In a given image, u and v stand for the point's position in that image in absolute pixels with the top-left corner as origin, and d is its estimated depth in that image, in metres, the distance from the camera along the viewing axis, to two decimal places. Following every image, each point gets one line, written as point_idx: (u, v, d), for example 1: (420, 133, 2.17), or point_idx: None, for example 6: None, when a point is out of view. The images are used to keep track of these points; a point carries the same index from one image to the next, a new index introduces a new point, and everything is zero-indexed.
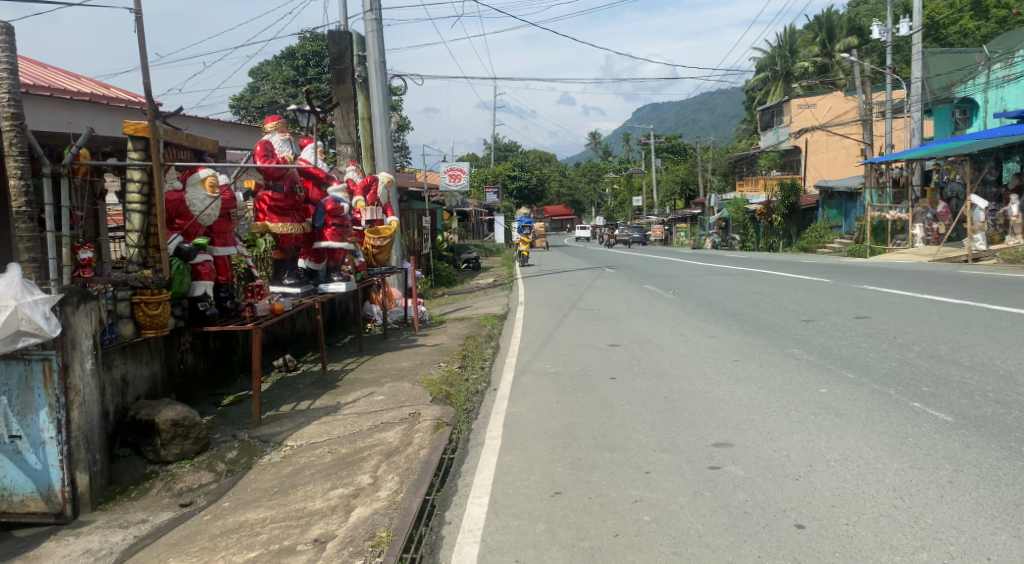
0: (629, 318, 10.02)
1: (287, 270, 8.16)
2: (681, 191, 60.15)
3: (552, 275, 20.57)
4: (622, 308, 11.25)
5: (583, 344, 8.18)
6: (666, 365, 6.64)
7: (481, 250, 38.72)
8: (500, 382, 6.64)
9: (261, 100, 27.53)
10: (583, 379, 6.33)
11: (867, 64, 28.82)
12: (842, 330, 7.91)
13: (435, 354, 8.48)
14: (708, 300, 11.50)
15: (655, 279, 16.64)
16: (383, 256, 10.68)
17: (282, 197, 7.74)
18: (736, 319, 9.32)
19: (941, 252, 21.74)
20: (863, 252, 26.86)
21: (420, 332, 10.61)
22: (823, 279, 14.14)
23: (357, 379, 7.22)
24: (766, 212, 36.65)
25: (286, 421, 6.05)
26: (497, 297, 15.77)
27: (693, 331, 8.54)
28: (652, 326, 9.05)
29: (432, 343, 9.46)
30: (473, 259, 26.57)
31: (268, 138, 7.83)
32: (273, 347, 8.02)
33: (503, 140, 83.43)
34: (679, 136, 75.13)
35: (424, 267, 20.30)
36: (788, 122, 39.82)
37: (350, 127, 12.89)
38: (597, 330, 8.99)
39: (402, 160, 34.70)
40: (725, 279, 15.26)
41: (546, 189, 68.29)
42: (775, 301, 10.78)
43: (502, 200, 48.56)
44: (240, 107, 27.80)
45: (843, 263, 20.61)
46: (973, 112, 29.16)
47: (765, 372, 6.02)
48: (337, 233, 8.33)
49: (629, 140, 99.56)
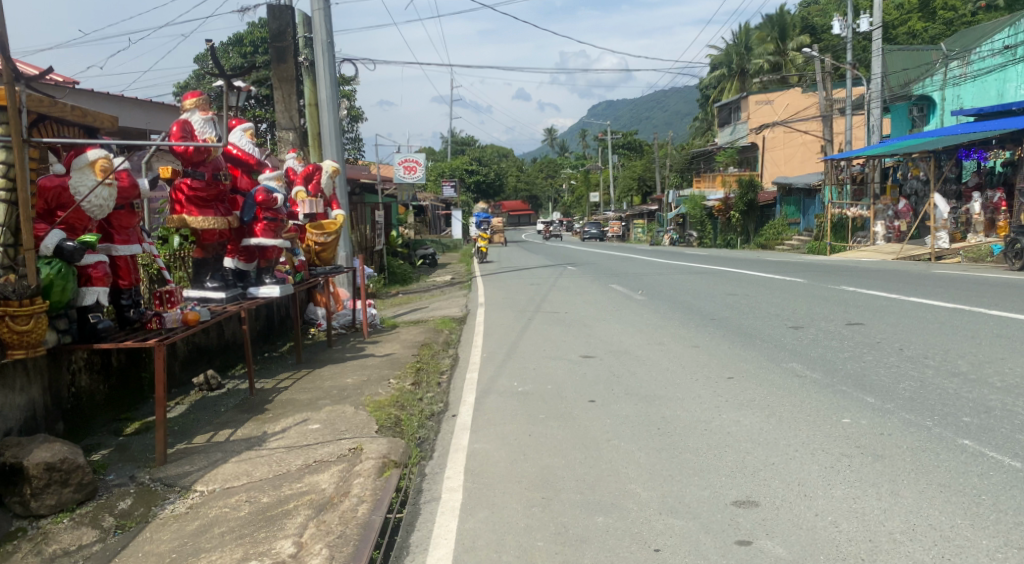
0: (601, 323, 9.14)
1: (209, 271, 6.99)
2: (637, 187, 59.83)
3: (511, 273, 19.65)
4: (590, 312, 10.37)
5: (552, 354, 7.27)
6: (651, 384, 5.75)
7: (437, 246, 37.59)
8: (459, 405, 5.66)
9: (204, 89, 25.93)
10: (557, 402, 5.40)
11: (828, 60, 28.50)
12: (839, 339, 7.14)
13: (384, 366, 7.47)
14: (682, 302, 10.70)
15: (620, 278, 15.84)
16: (328, 255, 9.56)
17: (203, 185, 6.63)
18: (717, 325, 8.52)
19: (905, 250, 21.54)
20: (824, 250, 26.67)
21: (370, 339, 9.56)
22: (796, 278, 13.52)
23: (290, 401, 6.16)
24: (724, 209, 36.34)
25: (197, 458, 4.96)
26: (454, 297, 14.77)
27: (674, 338, 7.70)
28: (627, 333, 8.19)
29: (381, 353, 8.42)
30: (428, 255, 25.52)
31: (186, 117, 6.68)
32: (193, 361, 6.92)
33: (458, 135, 82.14)
34: (635, 132, 74.86)
35: (377, 264, 19.20)
36: (746, 119, 39.60)
37: (292, 112, 11.69)
38: (567, 339, 8.08)
39: (354, 153, 33.33)
40: (695, 277, 14.52)
41: (502, 184, 67.25)
42: (755, 304, 10.04)
43: (457, 194, 47.42)
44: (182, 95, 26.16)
45: (810, 261, 20.18)
46: (931, 110, 29.15)
47: (769, 394, 5.18)
48: (269, 228, 7.21)
49: (585, 135, 99.15)
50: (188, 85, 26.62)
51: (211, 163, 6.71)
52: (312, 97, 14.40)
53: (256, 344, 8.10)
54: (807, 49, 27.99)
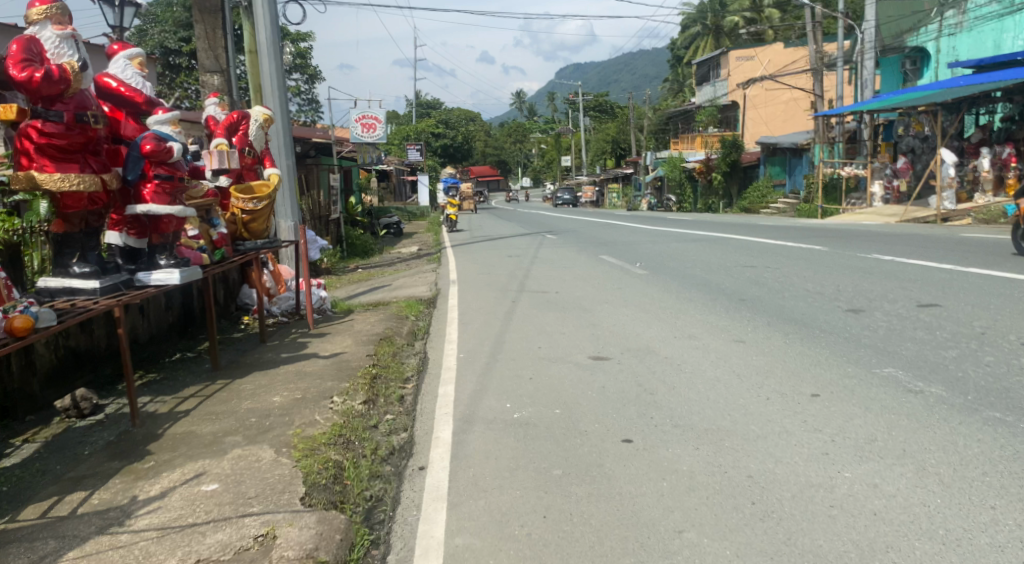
0: (607, 307, 7.40)
1: (76, 249, 4.97)
2: (611, 150, 57.85)
3: (484, 243, 17.83)
4: (587, 291, 8.63)
5: (551, 355, 5.53)
6: (707, 408, 4.02)
7: (404, 214, 35.44)
8: (430, 449, 3.89)
9: (151, 48, 23.07)
10: (574, 441, 3.66)
11: (819, 9, 26.76)
12: (923, 328, 5.52)
13: (330, 372, 5.67)
14: (693, 278, 9.01)
15: (609, 247, 14.15)
16: (259, 226, 7.68)
17: (60, 130, 4.66)
18: (752, 309, 6.82)
19: (909, 211, 20.16)
20: (815, 213, 25.38)
21: (317, 331, 7.75)
22: (813, 246, 11.94)
23: (187, 437, 4.29)
24: (705, 170, 34.67)
25: (11, 550, 3.04)
26: (422, 272, 12.96)
27: (706, 329, 6.01)
28: (643, 322, 6.46)
29: (328, 352, 6.60)
30: (394, 224, 23.66)
31: (32, 33, 4.65)
32: (60, 377, 5.15)
33: (425, 99, 79.18)
34: (607, 95, 72.66)
35: (336, 234, 17.26)
36: (727, 76, 37.85)
37: (217, 50, 9.62)
38: (568, 332, 6.31)
39: (314, 116, 30.86)
40: (694, 246, 12.86)
41: (471, 147, 64.72)
42: (782, 280, 8.39)
43: (425, 158, 45.15)
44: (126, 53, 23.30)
45: (810, 225, 18.67)
46: (924, 63, 27.69)
47: (893, 425, 3.51)
48: (163, 193, 5.30)
49: (555, 98, 96.68)
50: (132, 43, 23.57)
51: (72, 99, 4.76)
52: (253, 43, 12.30)
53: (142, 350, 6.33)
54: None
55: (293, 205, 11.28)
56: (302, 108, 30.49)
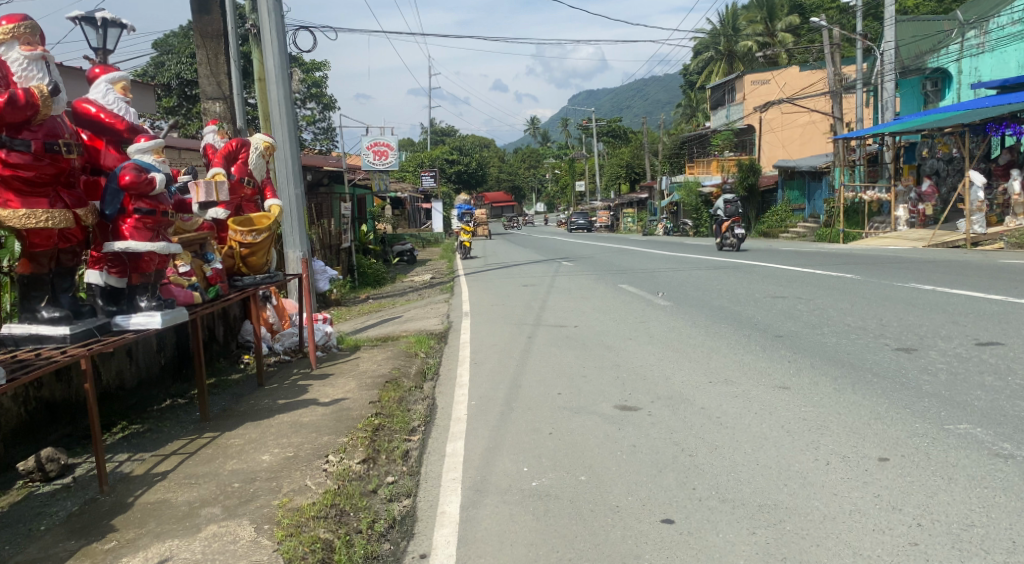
0: (630, 345, 6.83)
1: (46, 291, 4.51)
2: (625, 174, 57.51)
3: (498, 271, 17.35)
4: (607, 326, 8.07)
5: (572, 404, 4.97)
6: (757, 480, 3.44)
7: (417, 241, 35.12)
8: (435, 529, 3.35)
9: (165, 79, 22.94)
10: (605, 525, 3.09)
11: (837, 30, 26.32)
12: (991, 372, 4.91)
13: (329, 424, 5.14)
14: (721, 311, 8.44)
15: (627, 275, 13.61)
16: (257, 259, 7.22)
17: (25, 161, 4.20)
18: (791, 348, 6.24)
19: (936, 236, 19.46)
20: (836, 237, 24.78)
21: (319, 371, 7.25)
22: (844, 273, 11.32)
23: (159, 508, 3.76)
24: (722, 195, 34.13)
25: None
26: (433, 303, 12.48)
27: (743, 372, 5.43)
28: (671, 363, 5.90)
29: (328, 398, 6.08)
30: (406, 252, 23.26)
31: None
32: (30, 433, 4.66)
33: (438, 126, 79.44)
34: (620, 120, 72.55)
35: (346, 264, 16.83)
36: (742, 100, 37.44)
37: (218, 76, 9.26)
38: (589, 375, 5.75)
39: (328, 145, 30.64)
40: (717, 275, 12.29)
41: (485, 173, 64.65)
42: (818, 313, 7.80)
43: (438, 184, 44.97)
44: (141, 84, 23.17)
45: (834, 250, 18.03)
46: (945, 84, 27.14)
47: (989, 508, 2.92)
48: (144, 228, 4.82)
49: (568, 123, 96.83)
50: (147, 73, 23.48)
51: (42, 127, 4.31)
52: (261, 70, 11.98)
53: (128, 398, 5.85)
54: (815, 20, 25.77)
55: (302, 234, 10.89)
56: (316, 137, 30.26)
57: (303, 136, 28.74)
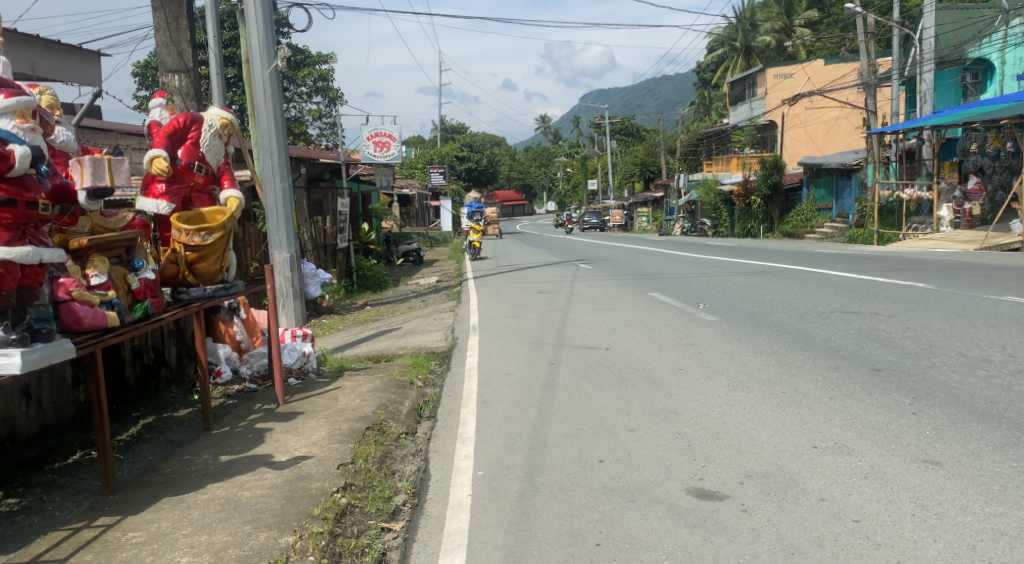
0: (684, 382, 5.26)
1: None
2: (639, 172, 55.82)
3: (510, 273, 15.87)
4: (648, 350, 6.51)
5: (624, 489, 3.40)
6: None
7: (425, 240, 33.62)
8: None
9: None
10: None
11: (872, 17, 24.51)
12: None
13: (274, 508, 3.60)
14: (786, 332, 6.88)
15: (656, 280, 12.02)
16: (208, 266, 5.73)
17: None
18: (906, 390, 4.67)
19: (990, 238, 17.76)
20: (871, 239, 23.16)
21: (286, 407, 5.74)
22: (916, 281, 9.70)
23: None
24: (745, 193, 32.45)
25: None
26: (437, 311, 10.93)
27: (860, 436, 3.84)
28: (749, 416, 4.35)
29: (289, 453, 4.56)
30: (412, 252, 21.80)
31: None
32: None
33: (448, 124, 77.86)
34: (633, 117, 70.71)
35: (344, 265, 15.34)
36: (765, 95, 35.80)
37: (180, 44, 7.82)
38: (640, 432, 4.19)
39: (333, 140, 29.05)
40: (762, 282, 10.69)
41: (495, 171, 63.00)
42: (916, 336, 6.22)
43: (447, 182, 43.46)
44: (139, 76, 21.87)
45: (879, 253, 16.41)
46: (987, 75, 25.35)
47: None
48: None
49: (579, 121, 95.07)
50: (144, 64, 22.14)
51: None
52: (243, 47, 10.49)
53: (15, 456, 4.37)
54: (850, 5, 23.99)
55: (290, 233, 9.34)
56: (322, 132, 28.69)
57: (306, 131, 27.23)
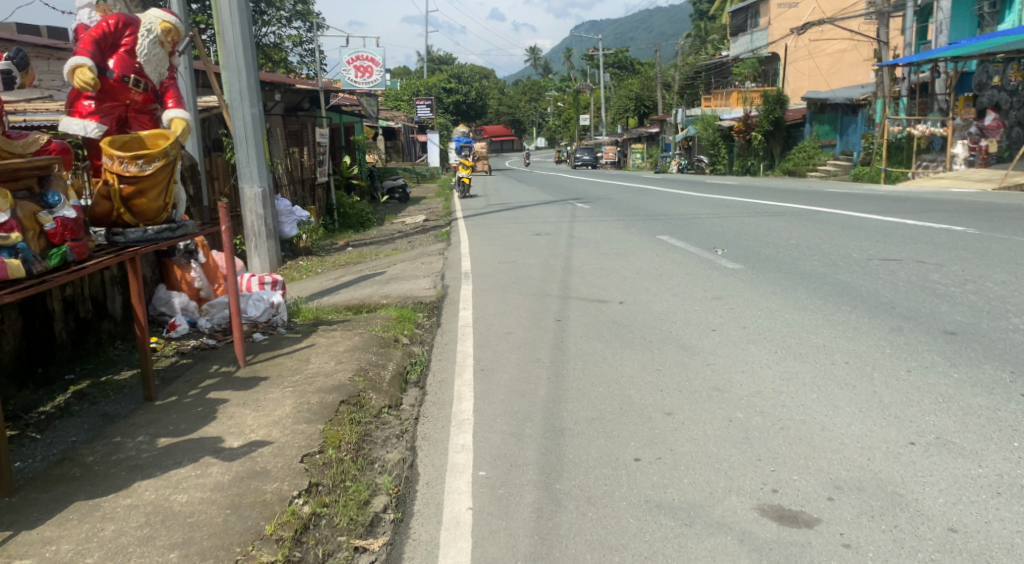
0: (720, 348, 4.41)
1: None
2: (633, 107, 54.10)
3: (504, 212, 14.87)
4: (669, 305, 5.64)
5: (674, 509, 2.56)
6: None
7: (412, 176, 32.34)
8: None
9: None
10: None
11: None
12: None
13: (212, 524, 2.74)
14: (826, 284, 6.01)
15: (662, 222, 11.12)
16: (149, 204, 4.75)
17: None
18: (999, 362, 3.83)
19: (1009, 177, 16.86)
20: (876, 177, 22.19)
21: (248, 370, 4.86)
22: (951, 224, 8.84)
23: None
24: (744, 129, 31.15)
25: None
26: (425, 255, 9.98)
27: (967, 430, 3.00)
28: (814, 397, 3.50)
29: (243, 435, 3.68)
30: (398, 188, 20.70)
31: None
32: None
33: (436, 55, 75.17)
34: (627, 49, 68.41)
35: (324, 202, 14.31)
36: (768, 26, 34.25)
37: None
38: (683, 419, 3.34)
39: (316, 69, 27.49)
40: (780, 224, 9.79)
41: (485, 105, 61.01)
42: (982, 291, 5.37)
43: (434, 114, 41.82)
44: None
45: (893, 193, 15.52)
46: (1005, 5, 23.62)
47: None
48: None
49: (571, 54, 92.34)
50: None
51: None
52: None
53: None
54: None
55: (261, 164, 8.29)
56: (303, 60, 27.09)
57: (286, 58, 25.64)
